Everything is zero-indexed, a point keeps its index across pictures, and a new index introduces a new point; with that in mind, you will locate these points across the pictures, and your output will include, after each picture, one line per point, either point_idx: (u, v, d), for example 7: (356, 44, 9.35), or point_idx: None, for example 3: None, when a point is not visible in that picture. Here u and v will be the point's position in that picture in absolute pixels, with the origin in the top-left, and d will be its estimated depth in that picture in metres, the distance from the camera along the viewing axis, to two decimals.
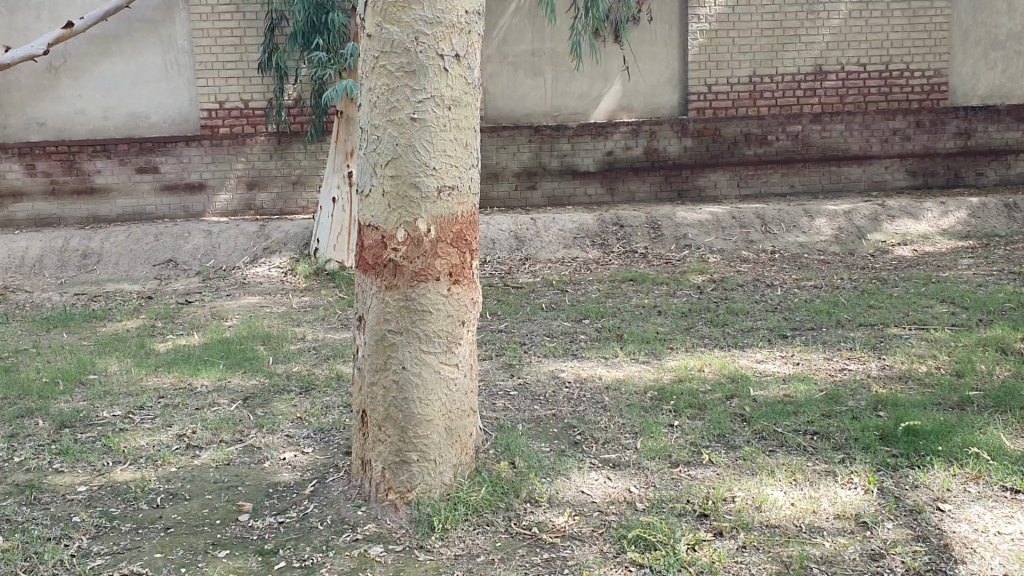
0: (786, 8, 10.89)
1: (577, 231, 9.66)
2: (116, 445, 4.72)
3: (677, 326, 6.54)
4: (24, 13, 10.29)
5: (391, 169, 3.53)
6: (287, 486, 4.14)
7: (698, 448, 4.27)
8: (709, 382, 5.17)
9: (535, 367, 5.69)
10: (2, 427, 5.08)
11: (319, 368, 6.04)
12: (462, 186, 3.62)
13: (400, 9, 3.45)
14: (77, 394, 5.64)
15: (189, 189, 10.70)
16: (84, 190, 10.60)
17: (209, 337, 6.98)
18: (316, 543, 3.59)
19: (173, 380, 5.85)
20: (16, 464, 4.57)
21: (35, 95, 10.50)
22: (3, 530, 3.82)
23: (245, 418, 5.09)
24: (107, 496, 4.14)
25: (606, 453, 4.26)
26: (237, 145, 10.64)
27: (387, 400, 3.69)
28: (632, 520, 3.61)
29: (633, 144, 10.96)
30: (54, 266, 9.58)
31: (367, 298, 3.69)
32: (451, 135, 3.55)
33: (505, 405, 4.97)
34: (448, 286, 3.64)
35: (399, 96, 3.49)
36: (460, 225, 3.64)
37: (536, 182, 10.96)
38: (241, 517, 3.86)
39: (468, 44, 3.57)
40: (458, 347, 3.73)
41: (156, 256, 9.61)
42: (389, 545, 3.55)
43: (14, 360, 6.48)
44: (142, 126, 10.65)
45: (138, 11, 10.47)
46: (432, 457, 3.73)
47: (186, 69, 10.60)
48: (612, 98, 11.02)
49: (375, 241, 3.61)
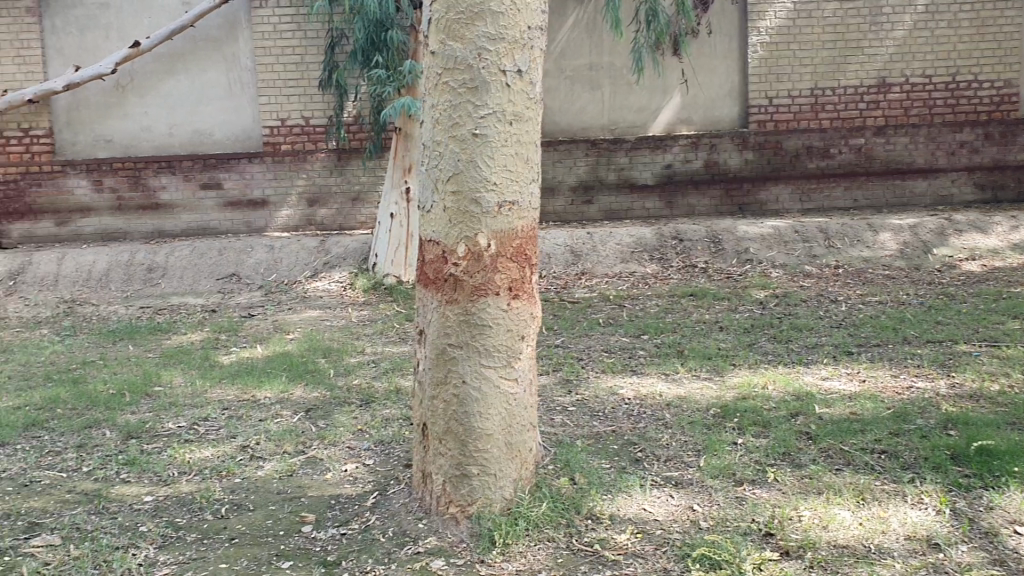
0: (848, 20, 10.77)
1: (636, 245, 9.60)
2: (182, 456, 4.81)
3: (739, 342, 6.45)
4: (93, 33, 10.59)
5: (452, 184, 3.54)
6: (349, 498, 4.19)
7: (763, 466, 4.20)
8: (773, 400, 5.10)
9: (594, 383, 5.65)
10: (71, 437, 5.22)
11: (378, 381, 6.11)
12: (523, 201, 3.60)
13: (463, 26, 3.47)
14: (144, 405, 5.77)
15: (251, 205, 10.91)
16: (149, 206, 10.83)
17: (272, 349, 7.09)
18: (379, 555, 3.60)
19: (237, 392, 5.95)
20: (85, 473, 4.68)
21: (105, 113, 10.79)
22: (73, 538, 3.90)
23: (308, 430, 5.16)
24: (173, 507, 4.21)
25: (668, 471, 4.22)
26: (298, 162, 10.84)
27: (447, 414, 3.70)
28: (697, 538, 3.56)
29: (693, 157, 10.89)
30: (120, 281, 9.80)
31: (427, 312, 3.70)
32: (511, 151, 3.54)
33: (563, 420, 4.95)
34: (508, 301, 3.62)
35: (460, 111, 3.49)
36: (520, 240, 3.61)
37: (593, 196, 10.92)
38: (304, 529, 3.90)
39: (531, 59, 3.55)
40: (517, 362, 3.70)
41: (219, 271, 9.81)
42: (450, 558, 3.54)
43: (82, 371, 6.66)
44: (207, 143, 10.91)
45: (203, 30, 10.73)
46: (493, 471, 3.71)
47: (249, 86, 10.82)
48: (670, 111, 10.96)
49: (436, 256, 3.62)
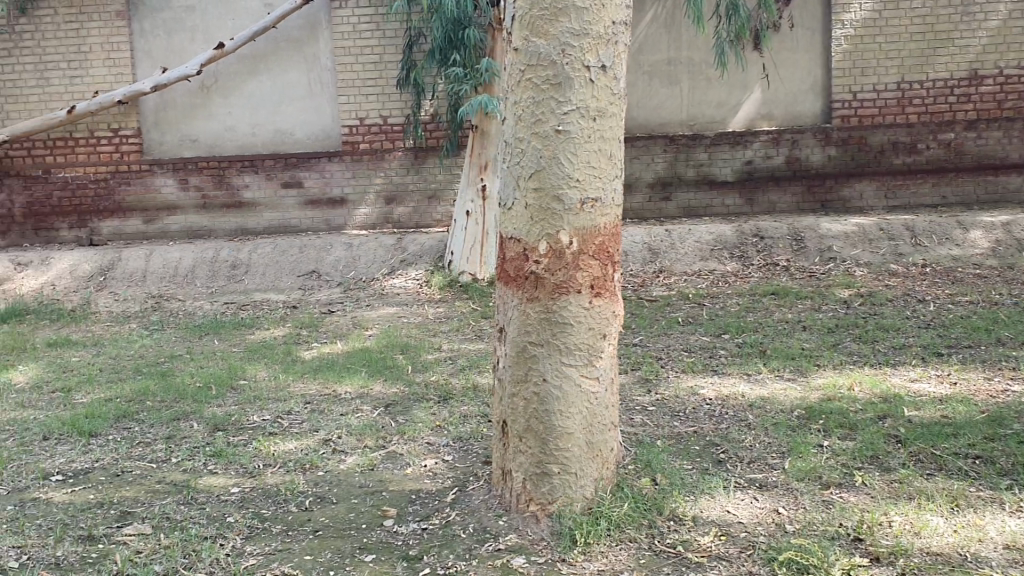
0: (938, 10, 10.42)
1: (715, 243, 9.47)
2: (267, 449, 4.90)
3: (823, 342, 6.31)
4: (180, 35, 10.87)
5: (534, 182, 3.52)
6: (430, 493, 4.21)
7: (851, 469, 4.10)
8: (860, 402, 4.96)
9: (674, 383, 5.58)
10: (160, 429, 5.36)
11: (456, 378, 6.14)
12: (606, 198, 3.56)
13: (547, 22, 3.45)
14: (229, 398, 5.90)
15: (331, 203, 11.08)
16: (233, 205, 11.08)
17: (351, 345, 7.19)
18: (460, 551, 3.61)
19: (318, 387, 6.05)
20: (174, 464, 4.81)
21: (190, 114, 11.05)
22: (164, 528, 4.01)
23: (388, 425, 5.21)
24: (259, 498, 4.29)
25: (752, 473, 4.15)
26: (377, 160, 10.97)
27: (527, 412, 3.69)
28: (783, 542, 3.49)
29: (773, 153, 10.70)
30: (205, 276, 10.04)
31: (508, 310, 3.70)
32: (594, 147, 3.51)
33: (643, 420, 4.90)
34: (590, 299, 3.59)
35: (543, 108, 3.48)
36: (602, 238, 3.58)
37: (671, 193, 10.81)
38: (385, 523, 3.94)
39: (615, 55, 3.52)
40: (599, 360, 3.67)
41: (300, 268, 9.98)
42: (531, 556, 3.53)
43: (170, 365, 6.84)
44: (288, 142, 11.11)
45: (284, 31, 10.92)
46: (574, 470, 3.69)
47: (329, 85, 10.98)
48: (750, 106, 10.78)
49: (516, 254, 3.61)
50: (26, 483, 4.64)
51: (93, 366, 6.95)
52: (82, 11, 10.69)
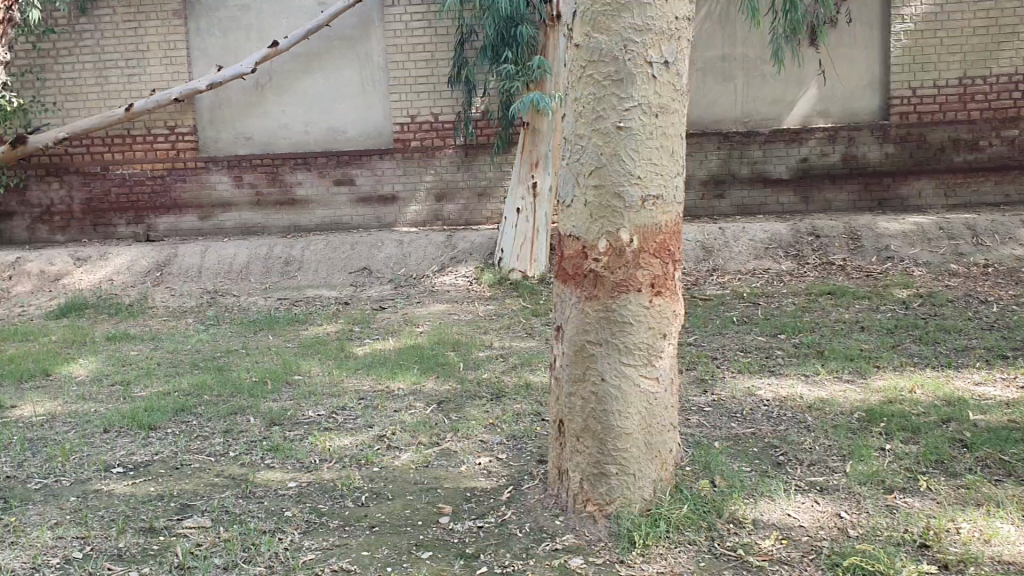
0: (1002, 4, 10.18)
1: (769, 241, 9.35)
2: (322, 444, 4.93)
3: (882, 343, 6.19)
4: (236, 34, 11.00)
5: (595, 178, 3.49)
6: (485, 491, 4.21)
7: (915, 474, 4.01)
8: (923, 405, 4.86)
9: (730, 383, 5.51)
10: (218, 423, 5.43)
11: (508, 375, 6.13)
12: (668, 196, 3.52)
13: (609, 17, 3.41)
14: (284, 393, 5.96)
15: (382, 201, 11.14)
16: (286, 202, 11.20)
17: (403, 342, 7.21)
18: (517, 550, 3.60)
19: (372, 382, 6.08)
20: (232, 458, 4.86)
21: (245, 112, 11.18)
22: (223, 521, 4.05)
23: (441, 422, 5.22)
24: (315, 493, 4.32)
25: (813, 476, 4.08)
26: (428, 157, 11.01)
27: (585, 411, 3.66)
28: (847, 547, 3.43)
29: (829, 151, 10.53)
30: (259, 272, 10.16)
31: (566, 308, 3.67)
32: (657, 143, 3.47)
33: (700, 421, 4.85)
34: (650, 297, 3.54)
35: (605, 104, 3.44)
36: (664, 236, 3.53)
37: (724, 191, 10.69)
38: (441, 520, 3.94)
39: (678, 50, 3.47)
40: (658, 360, 3.62)
41: (351, 264, 10.05)
42: (589, 557, 3.51)
43: (226, 360, 6.93)
44: (341, 140, 11.19)
45: (338, 29, 10.99)
46: (632, 471, 3.65)
47: (381, 83, 11.03)
48: (806, 103, 10.61)
49: (575, 251, 3.58)
50: (88, 474, 4.72)
51: (151, 360, 7.06)
52: (141, 10, 10.87)
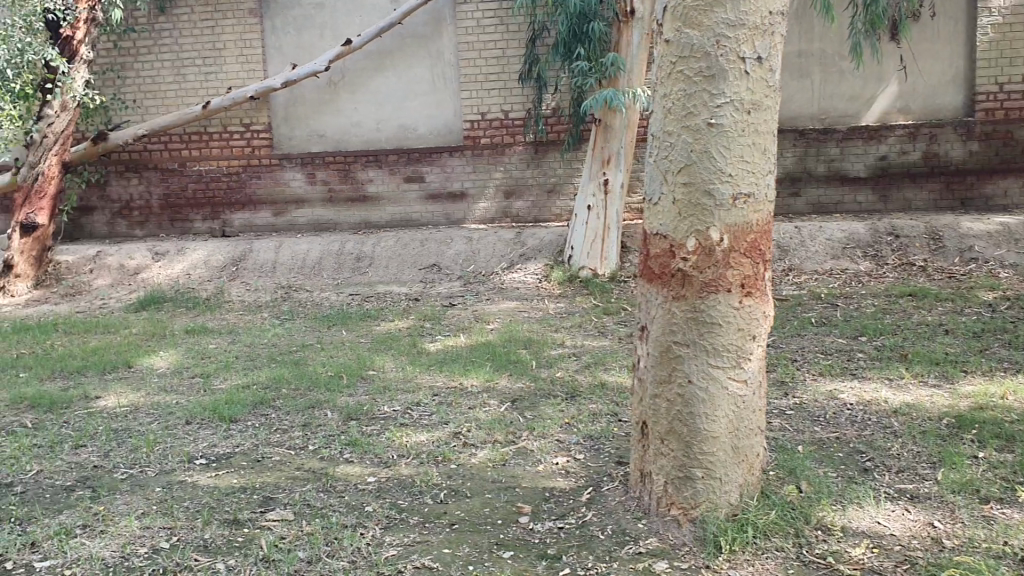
0: None
1: (847, 240, 9.14)
2: (399, 440, 4.95)
3: (969, 347, 6.00)
4: (310, 32, 11.13)
5: (684, 176, 3.43)
6: (564, 491, 4.18)
7: (1012, 484, 3.86)
8: (1016, 412, 4.69)
9: (811, 386, 5.39)
10: (296, 416, 5.49)
11: (582, 375, 6.09)
12: (759, 194, 3.44)
13: (702, 12, 3.35)
14: (360, 388, 6.00)
15: (452, 198, 11.18)
16: (357, 198, 11.31)
17: (474, 339, 7.21)
18: (599, 552, 3.56)
19: (445, 379, 6.09)
20: (311, 451, 4.91)
21: (318, 109, 11.30)
22: (306, 514, 4.09)
23: (516, 421, 5.19)
24: (395, 489, 4.34)
25: (902, 483, 3.96)
26: (498, 154, 11.01)
27: (671, 414, 3.60)
28: (943, 559, 3.32)
29: (910, 148, 10.27)
30: (331, 268, 10.27)
31: (652, 308, 3.62)
32: (749, 140, 3.39)
33: (782, 424, 4.75)
34: (740, 298, 3.47)
35: (696, 100, 3.38)
36: (754, 235, 3.45)
37: (799, 189, 10.49)
38: (521, 519, 3.92)
39: (772, 46, 3.39)
40: (747, 362, 3.55)
41: (422, 261, 10.11)
42: (674, 561, 3.45)
43: (302, 354, 7.00)
44: (411, 137, 11.25)
45: (410, 27, 11.04)
46: (718, 475, 3.59)
47: (452, 81, 11.05)
48: (886, 99, 10.35)
49: (663, 250, 3.52)
50: (172, 465, 4.81)
51: (229, 353, 7.18)
52: (217, 8, 11.07)
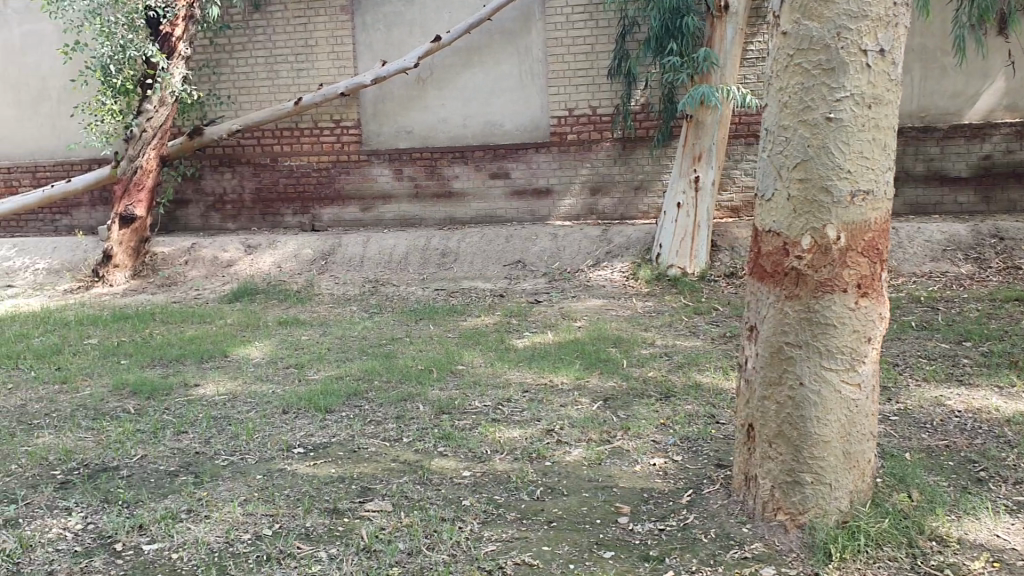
0: None
1: (948, 242, 8.84)
2: (492, 435, 4.95)
3: None
4: (400, 29, 11.22)
5: (799, 172, 3.35)
6: (662, 492, 4.11)
7: None
8: None
9: (915, 392, 5.21)
10: (389, 409, 5.53)
11: (674, 375, 6.00)
12: (878, 191, 3.32)
13: (822, 4, 3.25)
14: (450, 382, 6.02)
15: (538, 194, 11.16)
16: (443, 194, 11.37)
17: (562, 336, 7.17)
18: (703, 556, 3.49)
19: (535, 376, 6.07)
20: (406, 444, 4.93)
21: (406, 106, 11.39)
22: (404, 506, 4.11)
23: (610, 420, 5.14)
24: (490, 484, 4.33)
25: (1020, 495, 3.79)
26: (584, 151, 10.95)
27: (780, 416, 3.52)
28: None
29: (1017, 147, 9.91)
30: (418, 263, 10.35)
31: (762, 307, 3.54)
32: (869, 135, 3.28)
33: (886, 430, 4.61)
34: (856, 299, 3.35)
35: (814, 94, 3.29)
36: (872, 233, 3.33)
37: (897, 188, 10.17)
38: (619, 520, 3.87)
39: (895, 37, 3.26)
40: (862, 365, 3.43)
41: (507, 257, 10.13)
42: (781, 567, 3.36)
43: (392, 347, 7.07)
44: (498, 134, 11.25)
45: (499, 23, 11.00)
46: (828, 481, 3.48)
47: (540, 77, 11.02)
48: (990, 97, 9.96)
49: (776, 248, 3.44)
50: (271, 453, 4.89)
51: (321, 345, 7.28)
52: (310, 6, 11.24)
